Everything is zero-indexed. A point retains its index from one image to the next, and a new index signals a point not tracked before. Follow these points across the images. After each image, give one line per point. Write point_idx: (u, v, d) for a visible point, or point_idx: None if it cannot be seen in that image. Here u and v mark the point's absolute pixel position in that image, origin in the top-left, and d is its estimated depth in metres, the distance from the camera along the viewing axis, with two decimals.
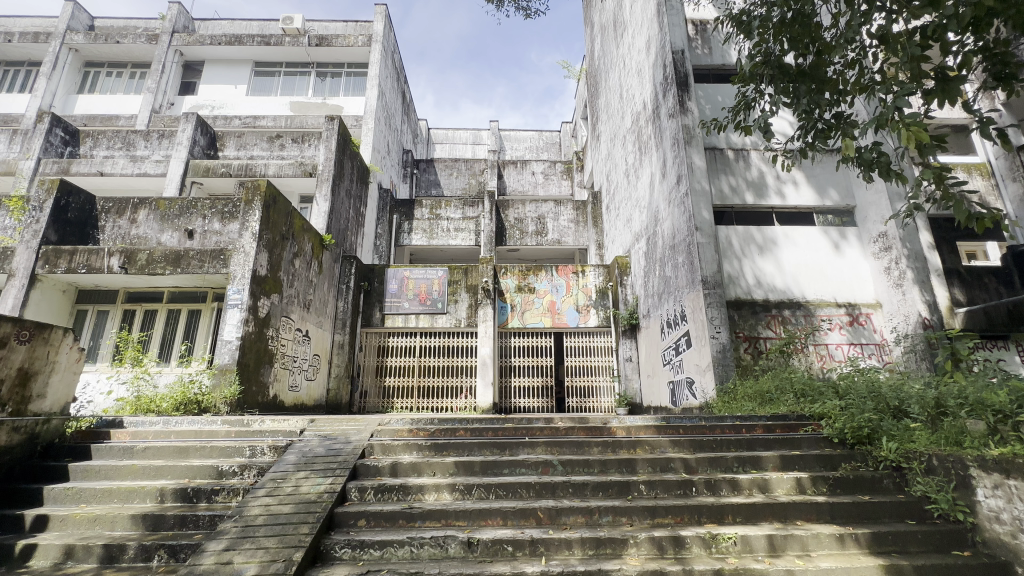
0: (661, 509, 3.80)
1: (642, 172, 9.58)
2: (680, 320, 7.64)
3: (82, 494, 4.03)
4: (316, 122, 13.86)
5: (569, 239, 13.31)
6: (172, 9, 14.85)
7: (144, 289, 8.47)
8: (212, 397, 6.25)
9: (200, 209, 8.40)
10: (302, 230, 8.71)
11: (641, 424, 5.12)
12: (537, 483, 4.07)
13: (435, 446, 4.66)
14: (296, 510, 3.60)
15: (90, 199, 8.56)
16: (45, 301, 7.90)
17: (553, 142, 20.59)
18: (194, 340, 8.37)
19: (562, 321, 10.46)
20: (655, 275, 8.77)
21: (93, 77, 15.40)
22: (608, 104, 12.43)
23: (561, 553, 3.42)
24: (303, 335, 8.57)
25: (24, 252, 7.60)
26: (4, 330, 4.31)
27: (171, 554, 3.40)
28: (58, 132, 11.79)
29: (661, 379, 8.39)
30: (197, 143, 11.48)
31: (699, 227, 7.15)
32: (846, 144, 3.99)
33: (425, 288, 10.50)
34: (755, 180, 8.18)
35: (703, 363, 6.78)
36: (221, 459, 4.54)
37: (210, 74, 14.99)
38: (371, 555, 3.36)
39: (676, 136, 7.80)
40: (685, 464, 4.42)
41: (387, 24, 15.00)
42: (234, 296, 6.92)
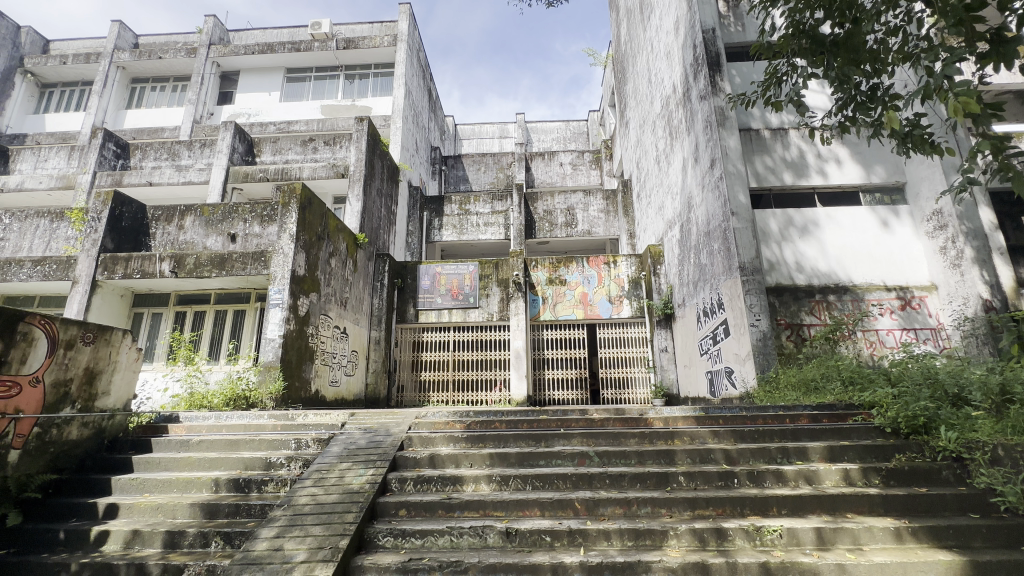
0: (702, 500, 3.72)
1: (674, 157, 9.32)
2: (717, 308, 7.42)
3: (145, 483, 4.31)
4: (346, 124, 14.16)
5: (600, 230, 13.12)
6: (208, 22, 15.45)
7: (193, 292, 8.93)
8: (259, 392, 6.60)
9: (242, 214, 8.79)
10: (336, 230, 8.96)
11: (679, 415, 5.03)
12: (574, 474, 4.07)
13: (472, 438, 4.74)
14: (341, 500, 3.72)
15: (141, 208, 9.04)
16: (106, 305, 8.44)
17: (581, 132, 20.31)
18: (240, 339, 8.78)
19: (594, 312, 10.36)
20: (690, 264, 8.54)
21: (139, 92, 16.25)
22: (636, 90, 12.16)
23: (600, 543, 3.42)
24: (341, 332, 8.84)
25: (86, 260, 8.14)
26: (69, 332, 4.64)
27: (226, 540, 3.59)
28: (110, 146, 12.55)
29: (698, 369, 8.22)
30: (236, 150, 11.94)
31: (735, 212, 6.91)
32: (888, 119, 3.78)
33: (457, 283, 10.57)
34: (795, 159, 7.82)
35: (742, 352, 6.56)
36: (270, 451, 4.75)
37: (246, 83, 15.56)
38: (412, 543, 3.45)
39: (709, 118, 7.54)
40: (726, 455, 4.32)
41: (412, 23, 15.13)
42: (275, 296, 7.19)
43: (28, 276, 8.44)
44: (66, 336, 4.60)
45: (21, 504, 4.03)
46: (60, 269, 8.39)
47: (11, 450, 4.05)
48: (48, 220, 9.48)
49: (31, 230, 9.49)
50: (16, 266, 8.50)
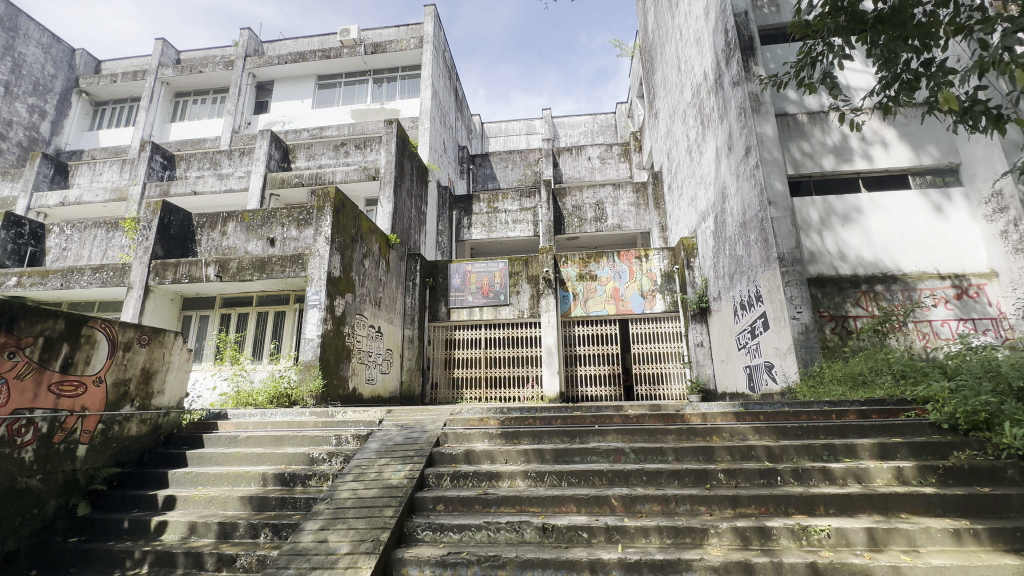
0: (744, 498, 3.62)
1: (706, 147, 9.08)
2: (755, 301, 7.19)
3: (198, 477, 4.54)
4: (375, 127, 14.44)
5: (630, 223, 12.93)
6: (244, 35, 16.05)
7: (237, 295, 9.33)
8: (300, 390, 6.85)
9: (280, 218, 9.11)
10: (369, 231, 9.16)
11: (717, 411, 4.92)
12: (609, 470, 4.04)
13: (506, 435, 4.77)
14: (381, 494, 3.82)
15: (188, 216, 9.49)
16: (158, 309, 8.94)
17: (609, 125, 20.05)
18: (281, 339, 9.12)
19: (626, 307, 10.23)
20: (725, 256, 8.30)
21: (182, 106, 17.06)
22: (665, 79, 11.88)
23: (638, 540, 3.37)
24: (376, 331, 9.05)
25: (139, 267, 8.63)
26: (128, 334, 4.94)
27: (275, 531, 3.76)
28: (158, 158, 13.22)
29: (736, 364, 7.99)
30: (273, 157, 12.37)
31: (772, 201, 6.67)
32: (945, 97, 3.57)
33: (487, 280, 10.63)
34: (836, 143, 7.47)
35: (783, 346, 6.33)
36: (312, 447, 4.93)
37: (280, 92, 16.09)
38: (451, 537, 3.50)
39: (743, 105, 7.29)
40: (769, 452, 4.19)
41: (437, 24, 15.25)
42: (313, 297, 7.42)
43: (88, 283, 9.01)
44: (124, 338, 4.89)
45: (90, 495, 4.37)
46: (117, 276, 8.93)
47: (79, 445, 4.35)
48: (104, 230, 10.09)
49: (89, 239, 10.13)
50: (78, 274, 9.08)
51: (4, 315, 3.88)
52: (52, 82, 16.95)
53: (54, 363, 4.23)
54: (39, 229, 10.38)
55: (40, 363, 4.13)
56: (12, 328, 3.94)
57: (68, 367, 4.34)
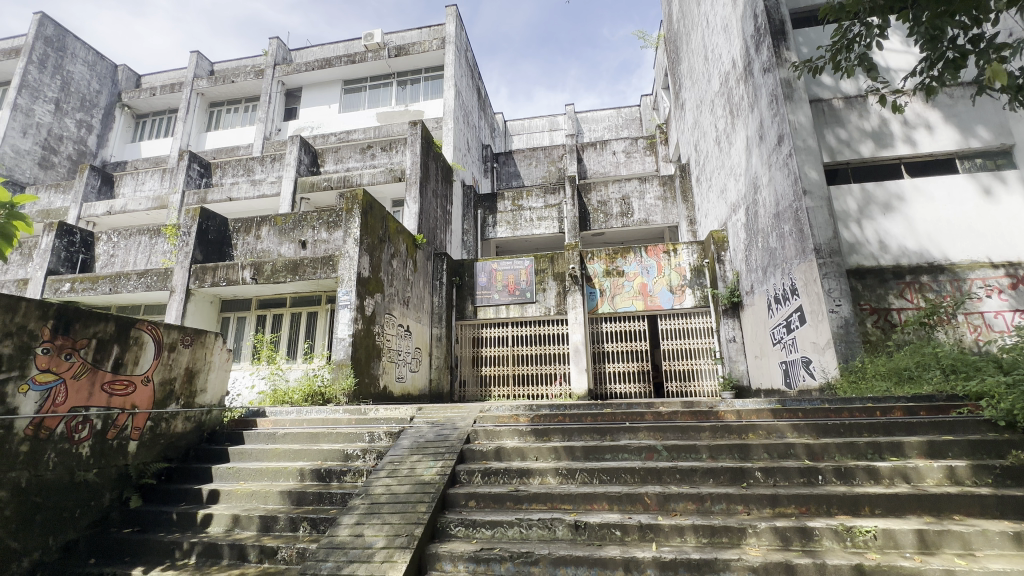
0: (784, 498, 3.51)
1: (736, 136, 8.83)
2: (791, 294, 6.94)
3: (240, 472, 4.72)
4: (400, 129, 14.64)
5: (657, 218, 12.71)
6: (273, 44, 16.53)
7: (271, 296, 9.63)
8: (333, 389, 7.02)
9: (310, 221, 9.35)
10: (396, 232, 9.30)
11: (752, 407, 4.80)
12: (641, 468, 3.98)
13: (536, 432, 4.77)
14: (414, 490, 3.88)
15: (224, 222, 9.85)
16: (199, 311, 9.31)
17: (634, 118, 19.74)
18: (314, 339, 9.37)
19: (655, 303, 10.06)
20: (758, 248, 8.05)
21: (216, 115, 17.70)
22: (692, 69, 11.61)
23: (673, 539, 3.32)
24: (405, 330, 9.19)
25: (180, 272, 9.01)
26: (172, 336, 5.17)
27: (313, 525, 3.87)
28: (195, 167, 13.76)
29: (771, 359, 7.75)
30: (302, 162, 12.70)
31: (807, 190, 6.43)
32: (997, 72, 3.38)
33: (513, 278, 10.63)
34: (875, 128, 7.12)
35: (821, 340, 6.09)
36: (346, 443, 5.05)
37: (308, 98, 16.50)
38: (483, 534, 3.53)
39: (775, 92, 7.05)
40: (808, 450, 4.06)
41: (459, 24, 15.32)
42: (344, 298, 7.59)
43: (134, 287, 9.47)
44: (169, 340, 5.12)
45: (141, 488, 4.59)
46: (161, 281, 9.36)
47: (130, 441, 4.58)
48: (148, 237, 10.58)
49: (134, 246, 10.64)
50: (125, 279, 9.55)
51: (60, 319, 4.14)
52: (98, 98, 17.95)
53: (106, 363, 4.47)
54: (89, 237, 11.05)
55: (94, 363, 4.37)
56: (68, 331, 4.19)
57: (119, 367, 4.59)
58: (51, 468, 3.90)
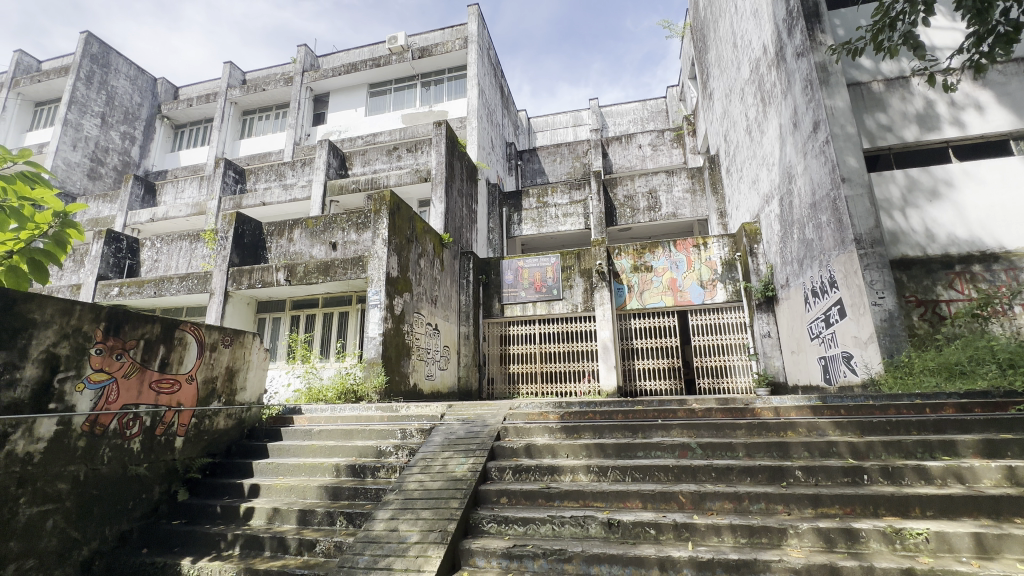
0: (826, 498, 3.39)
1: (768, 125, 8.55)
2: (829, 287, 6.68)
3: (279, 468, 4.87)
4: (425, 130, 14.80)
5: (686, 211, 12.44)
6: (301, 51, 16.97)
7: (304, 297, 9.90)
8: (365, 387, 7.17)
9: (340, 223, 9.56)
10: (423, 231, 9.40)
11: (790, 404, 4.65)
12: (675, 467, 3.91)
13: (566, 429, 4.74)
14: (446, 486, 3.92)
15: (259, 225, 10.18)
16: (237, 312, 9.66)
17: (660, 110, 19.37)
18: (346, 338, 9.58)
19: (685, 298, 9.86)
20: (793, 240, 7.77)
21: (249, 123, 18.29)
22: (720, 57, 11.30)
23: (709, 539, 3.24)
24: (433, 328, 9.30)
25: (219, 274, 9.36)
26: (213, 336, 5.38)
27: (349, 519, 3.96)
28: (231, 173, 14.25)
29: (809, 355, 7.47)
30: (331, 165, 12.99)
31: (846, 179, 6.17)
32: None
33: (540, 275, 10.60)
34: (919, 111, 6.76)
35: (863, 335, 5.84)
36: (379, 440, 5.16)
37: (336, 103, 16.87)
38: (516, 530, 3.54)
39: (809, 77, 6.79)
40: (852, 449, 3.90)
41: (481, 23, 15.34)
42: (373, 297, 7.73)
43: (177, 290, 9.89)
44: (210, 340, 5.33)
45: (187, 482, 4.80)
46: (201, 284, 9.76)
47: (177, 437, 4.79)
48: (188, 242, 11.04)
49: (176, 251, 11.12)
50: (168, 283, 9.99)
51: (111, 320, 4.36)
52: (139, 110, 18.83)
53: (153, 362, 4.69)
54: (134, 244, 11.62)
55: (142, 362, 4.59)
56: (118, 332, 4.41)
57: (165, 366, 4.80)
58: (106, 463, 4.12)
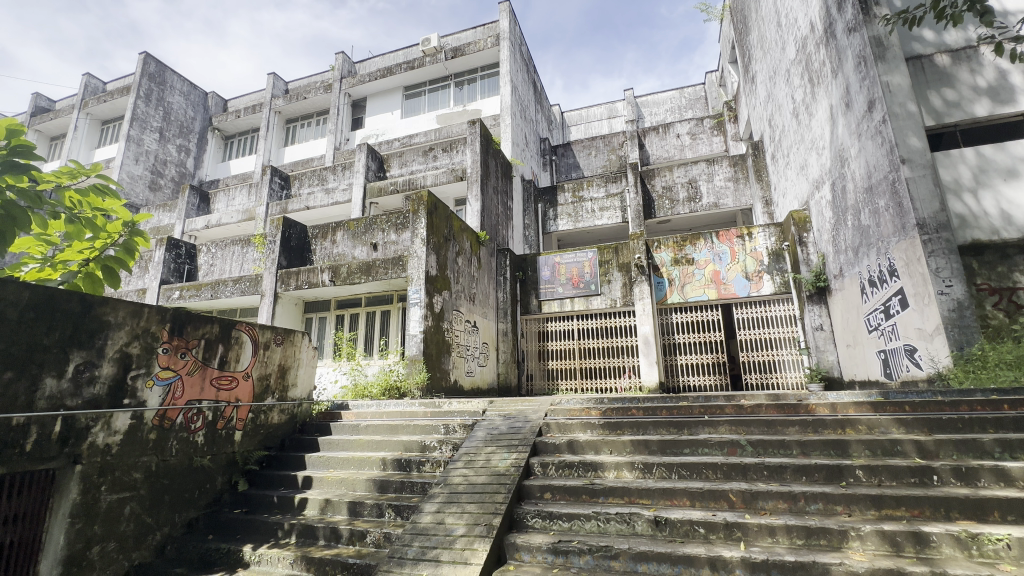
0: (891, 499, 3.20)
1: (817, 106, 8.11)
2: (889, 276, 6.28)
3: (329, 461, 5.06)
4: (459, 129, 14.94)
5: (728, 200, 12.01)
6: (339, 59, 17.49)
7: (348, 297, 10.23)
8: (408, 383, 7.35)
9: (380, 225, 9.81)
10: (460, 230, 9.50)
11: (848, 400, 4.42)
12: (724, 464, 3.79)
13: (609, 425, 4.70)
14: (490, 481, 3.96)
15: (304, 229, 10.58)
16: (286, 313, 10.09)
17: (698, 97, 18.75)
18: (388, 336, 9.84)
19: (730, 291, 9.51)
20: (847, 227, 7.36)
21: (292, 130, 19.05)
22: (762, 38, 10.81)
23: (763, 539, 3.13)
24: (472, 325, 9.40)
25: (268, 276, 9.81)
26: (266, 335, 5.65)
27: (397, 512, 4.08)
28: (277, 180, 14.89)
29: (866, 348, 7.06)
30: (370, 168, 13.33)
31: (905, 159, 5.78)
32: None
33: (577, 271, 10.51)
34: (990, 83, 6.22)
35: (928, 326, 5.46)
36: (423, 435, 5.28)
37: (373, 107, 17.30)
38: (561, 526, 3.53)
39: (862, 53, 6.39)
40: (919, 448, 3.67)
41: (512, 19, 15.31)
42: (414, 295, 7.91)
43: (231, 293, 10.44)
44: (263, 339, 5.60)
45: (247, 473, 5.07)
46: (253, 286, 10.26)
47: (236, 431, 5.08)
48: (240, 247, 11.63)
49: (229, 255, 11.73)
50: (223, 286, 10.56)
51: (175, 321, 4.64)
52: (193, 124, 20.10)
53: (212, 360, 4.96)
54: (192, 249, 12.34)
55: (203, 360, 4.86)
56: (182, 332, 4.70)
57: (224, 364, 5.08)
58: (174, 454, 4.42)
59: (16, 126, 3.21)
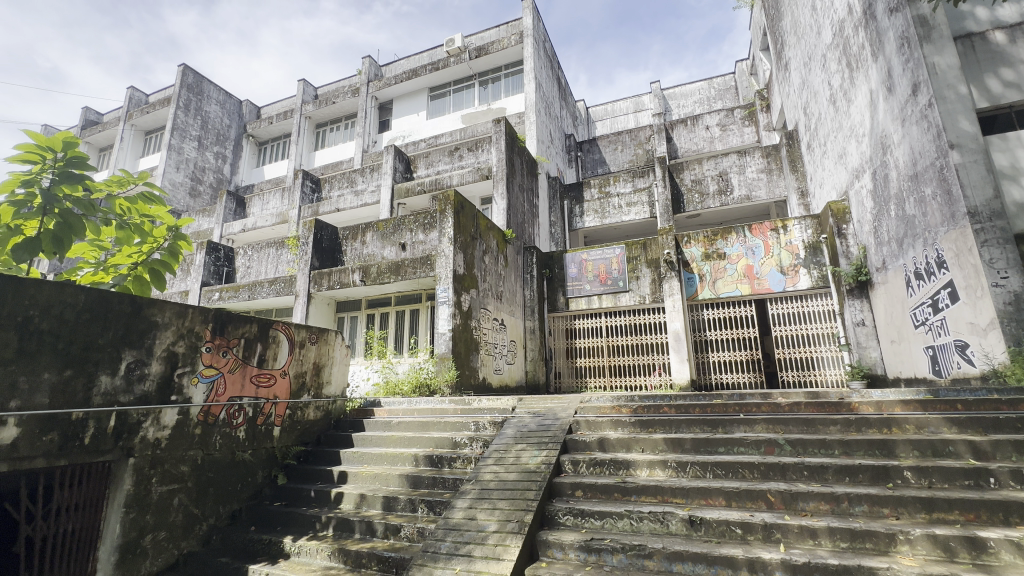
0: (944, 502, 3.06)
1: (856, 92, 7.78)
2: (937, 268, 5.96)
3: (363, 456, 5.18)
4: (484, 128, 14.99)
5: (761, 192, 11.65)
6: (365, 63, 17.81)
7: (378, 297, 10.43)
8: (438, 380, 7.45)
9: (408, 225, 9.96)
10: (487, 229, 9.55)
11: (894, 399, 4.22)
12: (762, 464, 3.69)
13: (639, 423, 4.63)
14: (521, 478, 3.97)
15: (335, 230, 10.84)
16: (319, 312, 10.37)
17: (728, 87, 18.25)
18: (418, 334, 9.98)
19: (764, 286, 9.24)
20: (890, 218, 7.03)
21: (322, 134, 19.52)
22: (796, 23, 10.43)
23: (804, 542, 3.04)
24: (500, 323, 9.44)
25: (302, 277, 10.10)
26: (301, 334, 5.82)
27: (429, 507, 4.14)
28: (308, 183, 15.29)
29: (912, 344, 6.72)
30: (397, 169, 13.54)
31: (955, 144, 5.48)
32: None
33: (604, 267, 10.40)
34: None
35: (981, 321, 5.16)
36: (454, 432, 5.34)
37: (399, 109, 17.56)
38: (592, 523, 3.51)
39: (906, 34, 6.08)
40: (974, 449, 3.49)
41: (535, 15, 15.24)
42: (442, 294, 7.99)
43: (267, 293, 10.80)
44: (298, 338, 5.77)
45: (285, 468, 5.27)
46: (287, 287, 10.59)
47: (275, 426, 5.27)
48: (274, 249, 12.01)
49: (265, 258, 12.13)
50: (259, 287, 10.94)
51: (217, 321, 4.84)
52: (228, 131, 20.87)
53: (252, 359, 5.15)
54: (231, 252, 12.83)
55: (244, 359, 5.05)
56: (223, 331, 4.89)
57: (263, 362, 5.27)
58: (218, 449, 4.61)
59: (72, 138, 3.37)
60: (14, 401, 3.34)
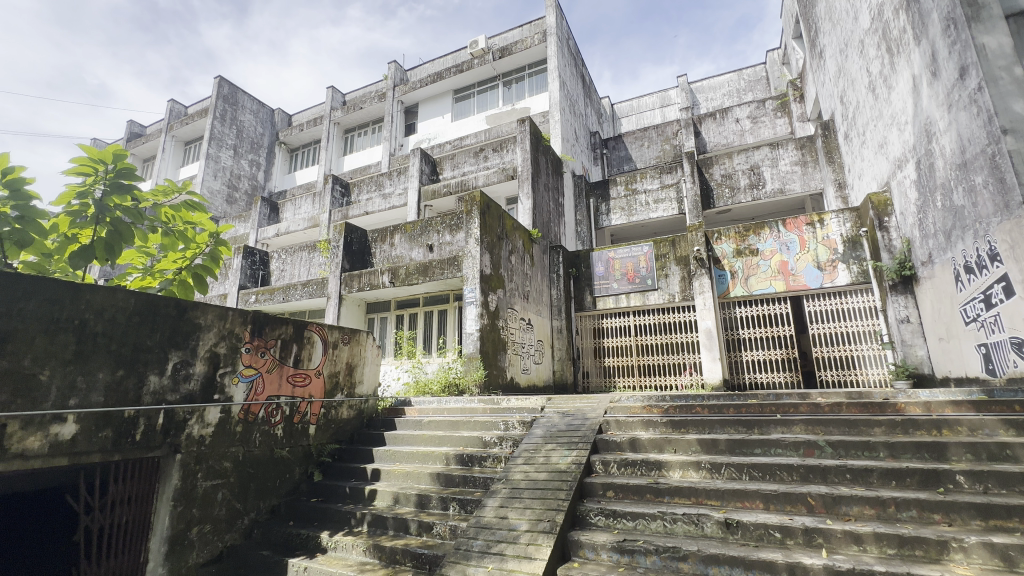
0: (1002, 509, 2.90)
1: (898, 78, 7.42)
2: (989, 261, 5.63)
3: (395, 454, 5.28)
4: (508, 129, 15.03)
5: (795, 185, 11.28)
6: (391, 68, 18.11)
7: (407, 297, 10.60)
8: (467, 380, 7.52)
9: (434, 226, 10.07)
10: (513, 229, 9.57)
11: (944, 399, 4.04)
12: (800, 466, 3.57)
13: (672, 423, 4.55)
14: (551, 478, 3.97)
15: (364, 233, 11.06)
16: (350, 313, 10.61)
17: (759, 78, 17.74)
18: (446, 335, 10.09)
19: (799, 283, 8.96)
20: (936, 209, 6.68)
21: (350, 139, 19.97)
22: (832, 8, 10.03)
23: (848, 547, 2.93)
24: (527, 323, 9.45)
25: (333, 280, 10.36)
26: (334, 335, 5.97)
27: (461, 505, 4.18)
28: (338, 187, 15.65)
29: (963, 342, 6.37)
30: (424, 172, 13.71)
31: (1008, 129, 5.16)
32: None
33: (632, 266, 10.27)
34: None
35: None
36: (483, 431, 5.37)
37: (424, 112, 17.79)
38: (625, 524, 3.48)
39: (952, 15, 5.77)
40: None
41: (559, 13, 15.16)
42: (469, 295, 8.06)
43: (301, 296, 11.13)
44: (331, 339, 5.92)
45: (320, 465, 5.43)
46: (319, 289, 10.88)
47: (310, 425, 5.42)
48: (306, 252, 12.36)
49: (297, 261, 12.50)
50: (293, 290, 11.28)
51: (255, 322, 5.01)
52: (262, 139, 21.64)
53: (288, 359, 5.32)
54: (265, 256, 13.28)
55: (281, 359, 5.23)
56: (261, 333, 5.06)
57: (298, 362, 5.43)
58: (257, 446, 4.78)
59: (121, 150, 3.55)
60: (73, 400, 3.55)
